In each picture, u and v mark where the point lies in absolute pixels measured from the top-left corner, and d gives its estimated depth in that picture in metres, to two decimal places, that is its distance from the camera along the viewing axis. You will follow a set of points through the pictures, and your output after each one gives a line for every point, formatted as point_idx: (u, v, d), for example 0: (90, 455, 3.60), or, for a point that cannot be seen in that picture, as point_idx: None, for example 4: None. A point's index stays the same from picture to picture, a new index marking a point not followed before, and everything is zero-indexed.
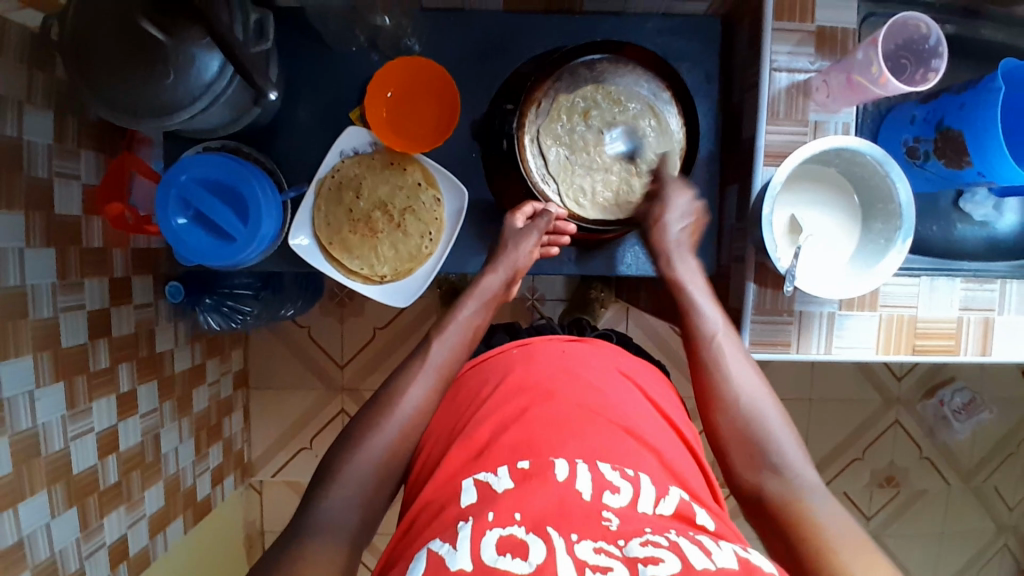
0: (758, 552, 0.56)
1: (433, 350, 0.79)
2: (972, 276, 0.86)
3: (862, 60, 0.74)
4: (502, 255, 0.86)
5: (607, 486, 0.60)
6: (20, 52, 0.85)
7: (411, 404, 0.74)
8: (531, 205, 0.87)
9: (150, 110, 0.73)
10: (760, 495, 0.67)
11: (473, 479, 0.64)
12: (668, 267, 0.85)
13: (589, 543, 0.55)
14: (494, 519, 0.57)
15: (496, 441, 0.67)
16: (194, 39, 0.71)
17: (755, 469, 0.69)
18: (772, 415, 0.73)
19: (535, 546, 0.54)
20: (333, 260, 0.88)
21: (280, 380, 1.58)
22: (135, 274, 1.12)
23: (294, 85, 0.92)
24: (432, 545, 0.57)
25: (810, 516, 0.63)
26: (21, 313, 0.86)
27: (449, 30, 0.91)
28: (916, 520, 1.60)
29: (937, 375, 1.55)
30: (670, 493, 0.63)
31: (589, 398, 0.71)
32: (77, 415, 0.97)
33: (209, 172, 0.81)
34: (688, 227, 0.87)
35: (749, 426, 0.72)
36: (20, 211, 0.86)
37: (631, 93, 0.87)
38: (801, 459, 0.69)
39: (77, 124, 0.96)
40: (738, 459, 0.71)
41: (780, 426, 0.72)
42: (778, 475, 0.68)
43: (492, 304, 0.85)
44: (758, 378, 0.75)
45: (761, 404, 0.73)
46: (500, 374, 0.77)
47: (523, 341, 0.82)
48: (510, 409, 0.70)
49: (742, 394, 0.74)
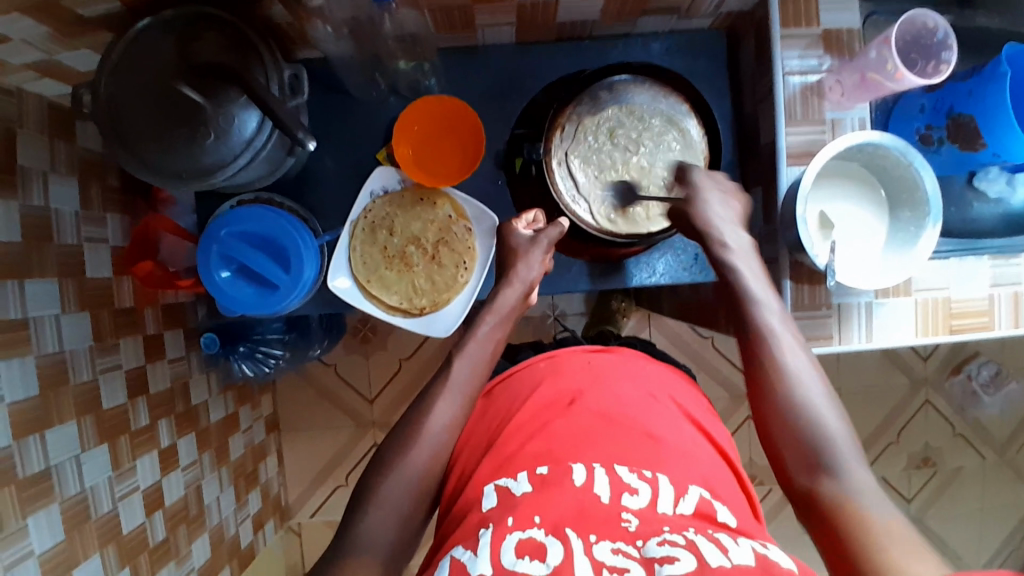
0: (776, 549, 0.56)
1: (456, 367, 0.80)
2: (998, 252, 0.88)
3: (876, 58, 0.79)
4: (514, 269, 0.87)
5: (626, 488, 0.61)
6: (40, 124, 0.87)
7: (440, 421, 0.75)
8: (532, 213, 0.91)
9: (195, 171, 0.75)
10: (814, 495, 0.67)
11: (494, 485, 0.65)
12: (721, 245, 0.82)
13: (607, 544, 0.56)
14: (514, 522, 0.58)
15: (519, 451, 0.68)
16: (233, 98, 0.74)
17: (805, 462, 0.69)
18: (828, 410, 0.72)
19: (554, 548, 0.55)
20: (373, 298, 0.91)
21: (312, 420, 1.59)
22: (166, 329, 1.13)
23: (321, 135, 0.95)
24: (455, 553, 0.59)
25: (861, 522, 0.61)
26: (61, 380, 0.87)
27: (464, 68, 0.95)
28: (956, 499, 1.59)
29: (960, 352, 1.56)
30: (690, 492, 0.63)
31: (614, 406, 0.72)
32: (123, 476, 0.97)
33: (251, 226, 0.84)
34: (732, 206, 0.85)
35: (804, 425, 0.71)
36: (55, 279, 0.88)
37: (654, 109, 0.90)
38: (857, 461, 0.68)
39: (100, 189, 0.98)
40: (788, 452, 0.71)
41: (834, 421, 0.71)
42: (830, 476, 0.67)
43: (511, 317, 0.86)
44: (817, 378, 0.74)
45: (815, 400, 0.72)
46: (528, 388, 0.77)
47: (550, 354, 0.82)
48: (532, 422, 0.71)
49: (795, 386, 0.73)
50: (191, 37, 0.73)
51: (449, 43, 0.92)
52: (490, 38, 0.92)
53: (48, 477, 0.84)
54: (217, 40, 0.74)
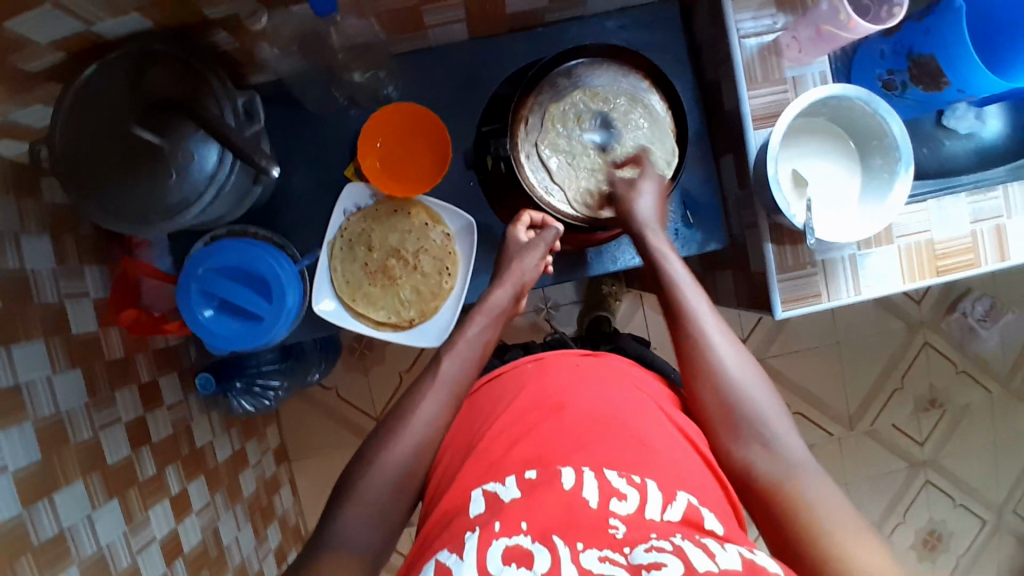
0: (764, 553, 0.55)
1: (445, 365, 0.79)
2: (974, 187, 0.88)
3: (828, 10, 0.77)
4: (509, 271, 0.87)
5: (614, 493, 0.61)
6: (7, 184, 0.84)
7: (425, 419, 0.74)
8: (529, 215, 0.89)
9: (162, 212, 0.74)
10: (750, 468, 0.70)
11: (481, 490, 0.65)
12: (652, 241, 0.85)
13: (594, 552, 0.56)
14: (500, 527, 0.58)
15: (506, 454, 0.68)
16: (189, 134, 0.73)
17: (744, 443, 0.71)
18: (752, 378, 0.75)
19: (541, 555, 0.55)
20: (360, 315, 0.90)
21: (321, 444, 1.58)
22: (161, 374, 1.12)
23: (288, 160, 0.94)
24: (440, 556, 0.58)
25: (794, 495, 0.66)
26: (60, 440, 0.86)
27: (422, 73, 0.94)
28: (968, 436, 1.60)
29: (953, 291, 1.56)
30: (678, 499, 0.62)
31: (601, 408, 0.71)
32: (137, 528, 0.95)
33: (226, 260, 0.82)
34: (656, 202, 0.86)
35: (734, 396, 0.73)
36: (40, 340, 0.86)
37: (615, 90, 0.90)
38: (785, 426, 0.72)
39: (75, 242, 0.96)
40: (724, 431, 0.73)
41: (767, 398, 0.73)
42: (763, 448, 0.70)
43: (501, 318, 0.85)
44: (738, 347, 0.77)
45: (740, 369, 0.75)
46: (513, 392, 0.77)
47: (538, 356, 0.81)
48: (519, 427, 0.71)
49: (729, 370, 0.75)
50: (138, 77, 0.73)
51: (403, 48, 0.91)
52: (443, 37, 0.91)
53: (62, 539, 0.82)
54: (167, 76, 0.74)
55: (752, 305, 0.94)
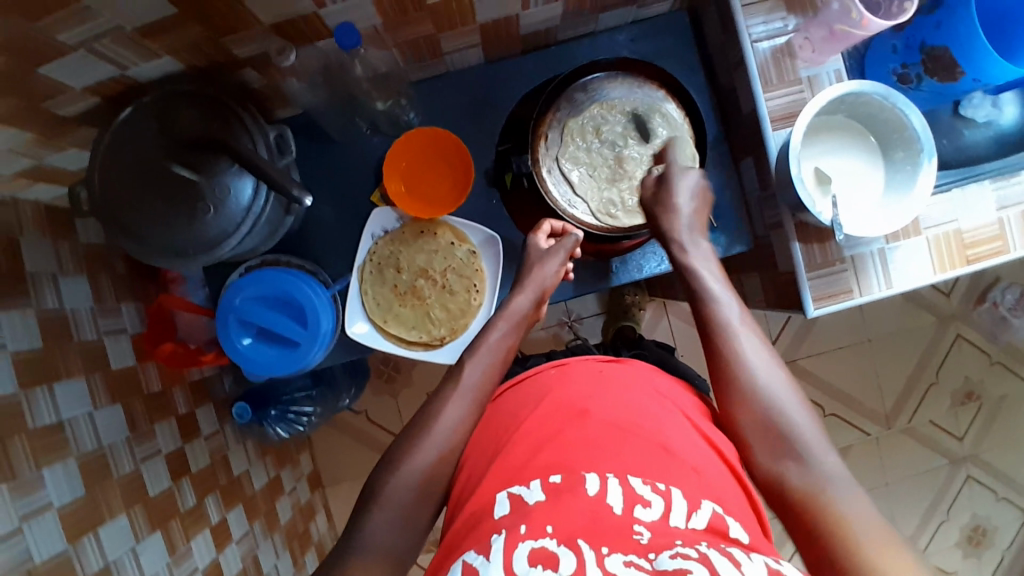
0: (790, 564, 0.54)
1: (466, 372, 0.80)
2: (997, 174, 0.87)
3: (839, 9, 0.80)
4: (530, 276, 0.88)
5: (639, 500, 0.61)
6: (40, 225, 0.87)
7: (448, 424, 0.75)
8: (549, 224, 0.91)
9: (202, 246, 0.77)
10: (784, 484, 0.67)
11: (506, 492, 0.65)
12: (682, 253, 0.85)
13: (619, 556, 0.55)
14: (527, 531, 0.58)
15: (530, 460, 0.68)
16: (225, 169, 0.76)
17: (776, 457, 0.69)
18: (789, 394, 0.72)
19: (566, 558, 0.55)
20: (392, 336, 0.92)
21: (353, 468, 1.59)
22: (197, 406, 1.14)
23: (314, 189, 0.97)
24: (467, 557, 0.59)
25: (828, 508, 0.63)
26: (104, 474, 0.87)
27: (441, 97, 0.97)
28: (1009, 428, 1.57)
29: (982, 281, 1.53)
30: (703, 507, 0.62)
31: (625, 415, 0.71)
32: (180, 558, 0.96)
33: (264, 288, 0.85)
34: (694, 207, 0.87)
35: (767, 410, 0.71)
36: (82, 377, 0.88)
37: (632, 101, 0.92)
38: (823, 443, 0.68)
39: (110, 281, 0.99)
40: (759, 447, 0.70)
41: (803, 413, 0.71)
42: (798, 463, 0.67)
43: (523, 323, 0.86)
44: (775, 362, 0.75)
45: (775, 384, 0.73)
46: (537, 397, 0.77)
47: (561, 362, 0.83)
48: (543, 432, 0.71)
49: (762, 383, 0.73)
50: (171, 118, 0.75)
51: (420, 74, 0.94)
52: (459, 61, 0.94)
53: (109, 572, 0.83)
54: (199, 115, 0.76)
55: (782, 305, 0.94)
